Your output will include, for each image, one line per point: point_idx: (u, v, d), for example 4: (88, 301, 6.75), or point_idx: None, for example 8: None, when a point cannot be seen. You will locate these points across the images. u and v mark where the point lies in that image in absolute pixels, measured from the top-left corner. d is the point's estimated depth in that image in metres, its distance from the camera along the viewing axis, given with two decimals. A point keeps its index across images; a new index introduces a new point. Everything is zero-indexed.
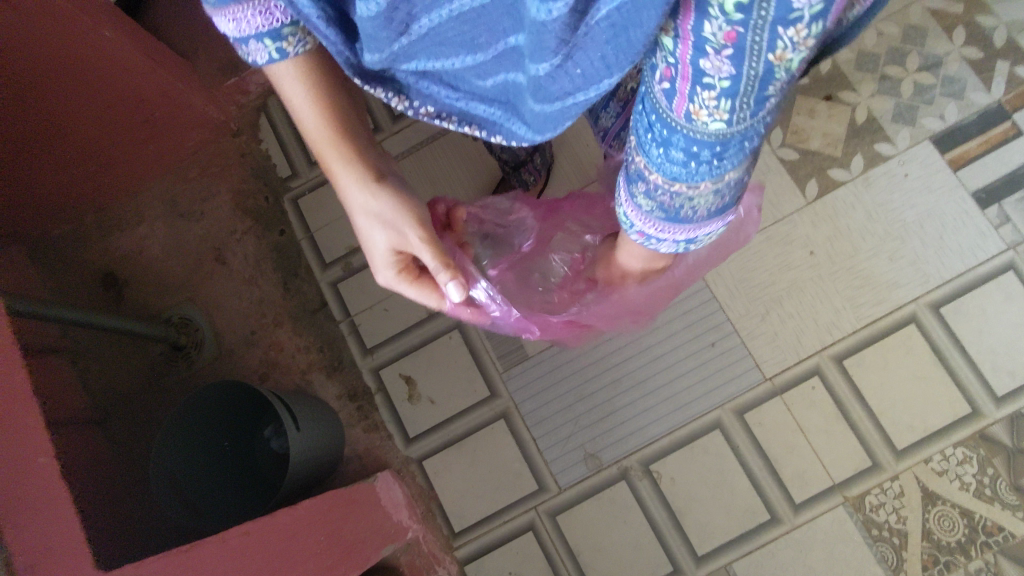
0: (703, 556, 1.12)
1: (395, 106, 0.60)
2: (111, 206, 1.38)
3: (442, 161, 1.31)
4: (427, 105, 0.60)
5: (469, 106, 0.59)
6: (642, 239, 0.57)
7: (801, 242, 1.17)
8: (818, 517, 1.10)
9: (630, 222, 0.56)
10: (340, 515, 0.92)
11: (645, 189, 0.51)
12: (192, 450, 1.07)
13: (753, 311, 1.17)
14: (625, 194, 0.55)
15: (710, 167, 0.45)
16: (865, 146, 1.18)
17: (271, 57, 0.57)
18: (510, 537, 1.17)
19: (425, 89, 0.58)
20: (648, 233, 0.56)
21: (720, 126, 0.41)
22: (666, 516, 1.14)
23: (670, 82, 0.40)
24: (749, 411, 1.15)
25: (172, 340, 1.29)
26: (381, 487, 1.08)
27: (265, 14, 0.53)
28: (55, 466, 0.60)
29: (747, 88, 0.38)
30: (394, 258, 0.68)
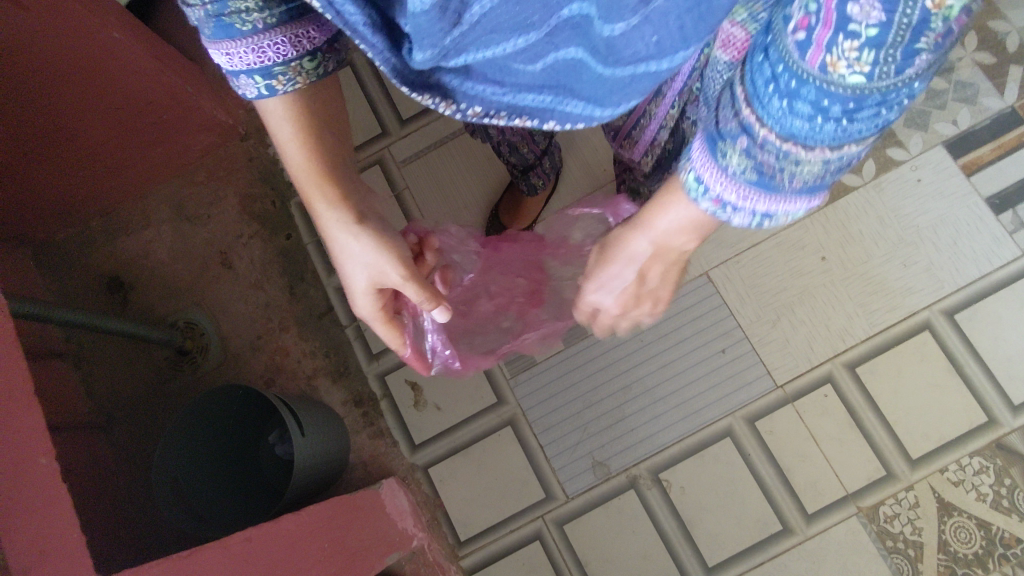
0: (713, 567, 1.10)
1: (442, 112, 0.58)
2: (117, 210, 1.38)
3: (449, 166, 1.31)
4: (474, 106, 0.59)
5: (518, 98, 0.58)
6: (718, 208, 0.46)
7: (812, 248, 1.16)
8: (831, 528, 1.08)
9: (706, 187, 0.45)
10: (345, 522, 0.90)
11: (743, 152, 0.42)
12: (199, 454, 1.06)
13: (764, 317, 1.15)
14: (708, 164, 0.45)
15: (835, 130, 0.38)
16: (877, 152, 1.16)
17: (262, 93, 0.55)
18: (517, 547, 1.15)
19: (472, 88, 0.57)
20: (726, 201, 0.45)
21: (858, 82, 0.35)
22: (675, 526, 1.12)
23: (807, 30, 0.35)
24: (760, 419, 1.13)
25: (177, 344, 1.29)
26: (386, 494, 1.07)
27: (260, 50, 0.51)
28: (55, 467, 0.58)
29: (898, 37, 0.32)
30: (373, 298, 0.67)
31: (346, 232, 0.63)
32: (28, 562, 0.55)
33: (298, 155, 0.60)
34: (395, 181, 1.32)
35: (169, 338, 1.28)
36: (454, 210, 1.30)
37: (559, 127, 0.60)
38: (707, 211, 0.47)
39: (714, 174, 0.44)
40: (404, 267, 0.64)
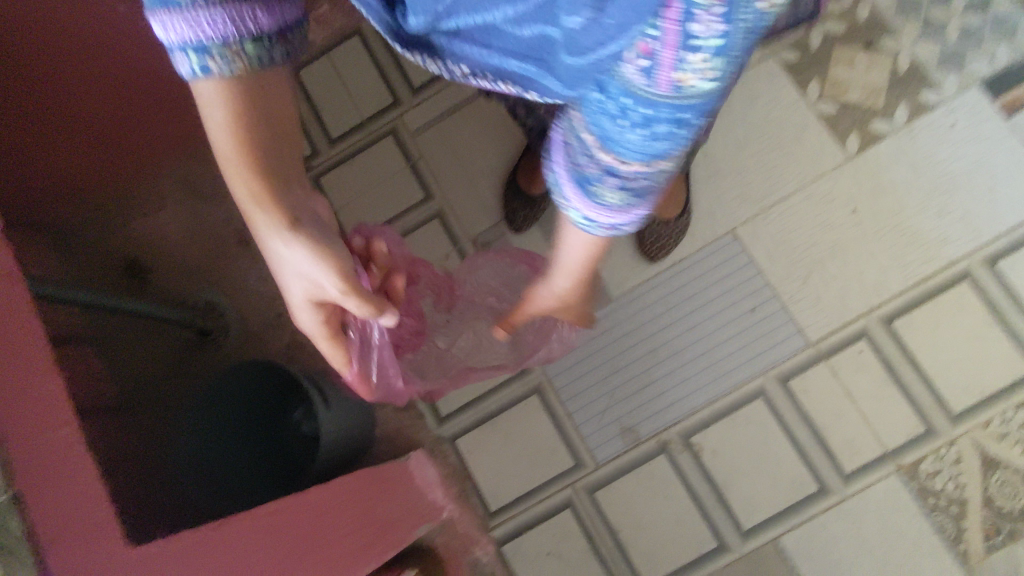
0: (749, 530, 1.08)
1: (430, 68, 0.58)
2: (132, 192, 1.38)
3: (464, 133, 1.28)
4: (461, 66, 0.57)
5: (503, 63, 0.53)
6: (610, 229, 0.52)
7: (843, 200, 1.11)
8: (870, 487, 1.05)
9: (593, 218, 0.51)
10: (374, 493, 0.89)
11: (616, 184, 0.47)
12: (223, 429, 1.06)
13: (794, 273, 1.11)
14: (586, 202, 0.50)
15: (692, 129, 0.42)
16: (909, 96, 1.11)
17: (197, 74, 0.43)
18: (548, 516, 1.14)
19: (459, 49, 0.55)
20: (617, 222, 0.51)
21: (708, 87, 0.38)
22: (709, 490, 1.10)
23: (649, 59, 0.36)
24: (793, 378, 1.10)
25: (198, 325, 1.28)
26: (414, 466, 1.06)
27: (199, 24, 0.39)
28: (80, 438, 0.57)
29: (740, 42, 0.35)
30: (313, 304, 0.58)
31: (284, 246, 0.51)
32: (56, 537, 0.53)
33: (229, 147, 0.49)
34: (409, 151, 1.29)
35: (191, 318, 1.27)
36: (470, 178, 1.27)
37: (540, 99, 0.55)
38: (605, 231, 0.53)
39: (595, 210, 0.50)
40: (345, 281, 0.53)
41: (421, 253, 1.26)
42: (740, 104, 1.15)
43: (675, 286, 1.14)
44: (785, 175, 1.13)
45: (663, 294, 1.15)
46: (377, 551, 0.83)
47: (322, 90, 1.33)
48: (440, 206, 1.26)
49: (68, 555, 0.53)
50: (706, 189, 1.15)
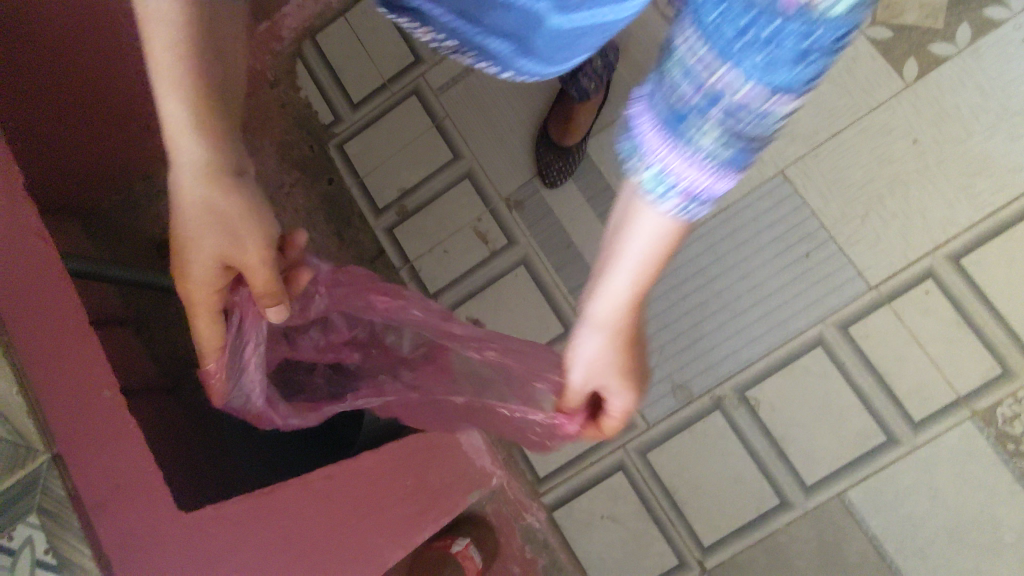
0: (813, 486, 1.03)
1: (420, 36, 0.58)
2: (157, 171, 1.35)
3: (491, 89, 1.23)
4: (448, 39, 0.57)
5: (483, 39, 0.55)
6: (687, 201, 0.39)
7: (902, 131, 1.04)
8: (943, 435, 0.99)
9: (674, 177, 0.38)
10: (427, 458, 0.85)
11: (717, 121, 0.35)
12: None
13: (850, 213, 1.04)
14: (663, 150, 0.37)
15: (822, 65, 0.33)
16: (971, 14, 1.03)
17: None
18: (601, 479, 1.09)
19: (446, 21, 0.54)
20: (700, 185, 0.38)
21: None
22: (767, 445, 1.05)
23: None
24: (854, 324, 1.03)
25: None
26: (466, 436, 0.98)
27: None
28: (120, 399, 0.54)
29: None
30: (218, 272, 0.55)
31: (215, 189, 0.50)
32: (102, 498, 0.52)
33: (178, 67, 0.45)
34: (434, 110, 1.24)
35: None
36: (499, 134, 1.22)
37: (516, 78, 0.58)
38: (674, 206, 0.40)
39: (683, 161, 0.37)
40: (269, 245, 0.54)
41: (452, 215, 1.21)
42: None
43: (723, 233, 1.08)
44: (837, 108, 1.06)
45: (710, 243, 1.08)
46: (429, 518, 0.81)
47: (341, 53, 1.27)
48: (469, 165, 1.21)
49: (115, 513, 0.52)
50: None
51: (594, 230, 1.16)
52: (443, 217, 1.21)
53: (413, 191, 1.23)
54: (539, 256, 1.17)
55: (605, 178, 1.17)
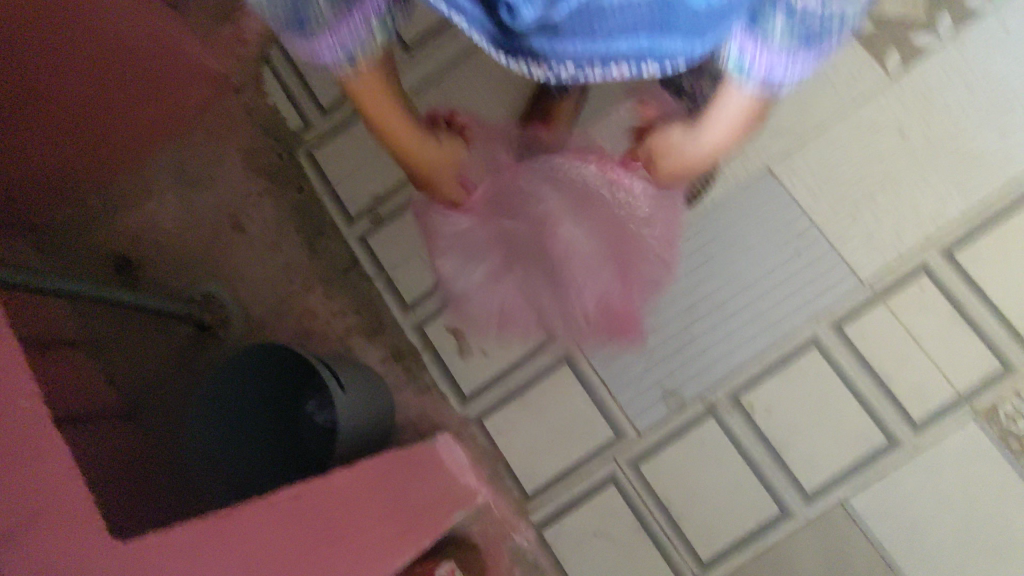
0: (813, 493, 0.99)
1: (537, 74, 0.66)
2: (115, 180, 1.29)
3: (468, 90, 1.17)
4: (568, 64, 0.65)
5: (612, 46, 0.63)
6: (765, 84, 0.67)
7: (889, 124, 1.01)
8: (944, 435, 0.96)
9: (755, 70, 0.66)
10: (403, 477, 0.80)
11: None
12: (234, 420, 1.04)
13: (841, 209, 1.01)
14: None
15: None
16: (954, 5, 1.01)
17: (341, 54, 0.68)
18: (590, 493, 1.05)
19: (562, 48, 0.62)
20: (775, 76, 0.65)
21: None
22: (763, 451, 1.01)
23: None
24: (850, 323, 1.00)
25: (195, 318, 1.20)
26: (443, 449, 0.97)
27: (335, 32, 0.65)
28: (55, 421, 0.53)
29: None
30: None
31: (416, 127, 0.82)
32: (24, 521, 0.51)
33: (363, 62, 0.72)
34: None
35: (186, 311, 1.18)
36: None
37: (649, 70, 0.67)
38: (756, 87, 0.68)
39: None
40: None
41: None
42: None
43: (711, 233, 1.04)
44: (822, 102, 1.03)
45: (698, 244, 1.05)
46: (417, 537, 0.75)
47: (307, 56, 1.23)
48: None
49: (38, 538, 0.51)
50: None
51: None
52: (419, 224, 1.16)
53: (389, 199, 1.19)
54: None
55: None
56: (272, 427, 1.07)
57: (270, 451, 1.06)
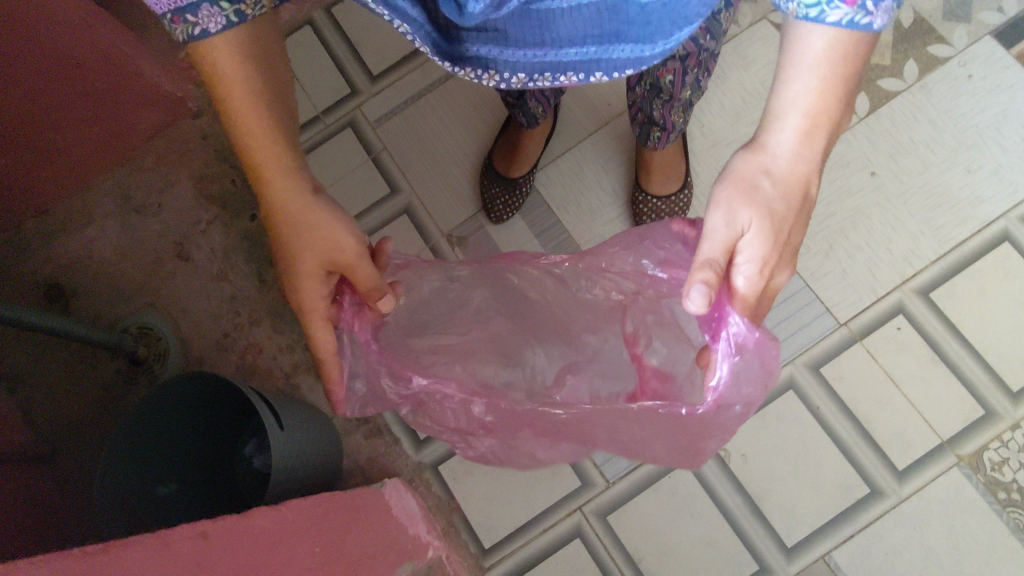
0: (794, 547, 0.91)
1: (487, 82, 0.67)
2: (51, 207, 1.21)
3: (433, 121, 1.14)
4: (517, 74, 0.65)
5: (561, 55, 0.63)
6: (855, 8, 0.46)
7: (859, 164, 1.00)
8: (929, 483, 0.91)
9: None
10: (337, 527, 0.70)
11: None
12: (163, 456, 0.95)
13: (814, 247, 0.99)
14: None
15: None
16: (917, 51, 1.02)
17: (231, 20, 0.51)
18: (554, 548, 0.96)
19: (511, 57, 0.64)
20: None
21: None
22: (741, 501, 0.93)
23: None
24: (826, 364, 0.95)
25: (127, 350, 1.10)
26: (391, 496, 0.88)
27: None
28: None
29: None
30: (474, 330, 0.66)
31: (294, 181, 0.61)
32: None
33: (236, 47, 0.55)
34: (370, 142, 1.15)
35: (118, 342, 1.09)
36: (441, 167, 1.13)
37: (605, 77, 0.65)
38: (843, 16, 0.47)
39: None
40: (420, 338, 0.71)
41: None
42: (735, 72, 1.07)
43: None
44: None
45: None
46: None
47: None
48: (408, 200, 1.11)
49: None
50: (705, 163, 1.05)
51: None
52: None
53: None
54: None
55: (554, 212, 1.07)
56: (200, 464, 1.01)
57: (196, 489, 0.99)
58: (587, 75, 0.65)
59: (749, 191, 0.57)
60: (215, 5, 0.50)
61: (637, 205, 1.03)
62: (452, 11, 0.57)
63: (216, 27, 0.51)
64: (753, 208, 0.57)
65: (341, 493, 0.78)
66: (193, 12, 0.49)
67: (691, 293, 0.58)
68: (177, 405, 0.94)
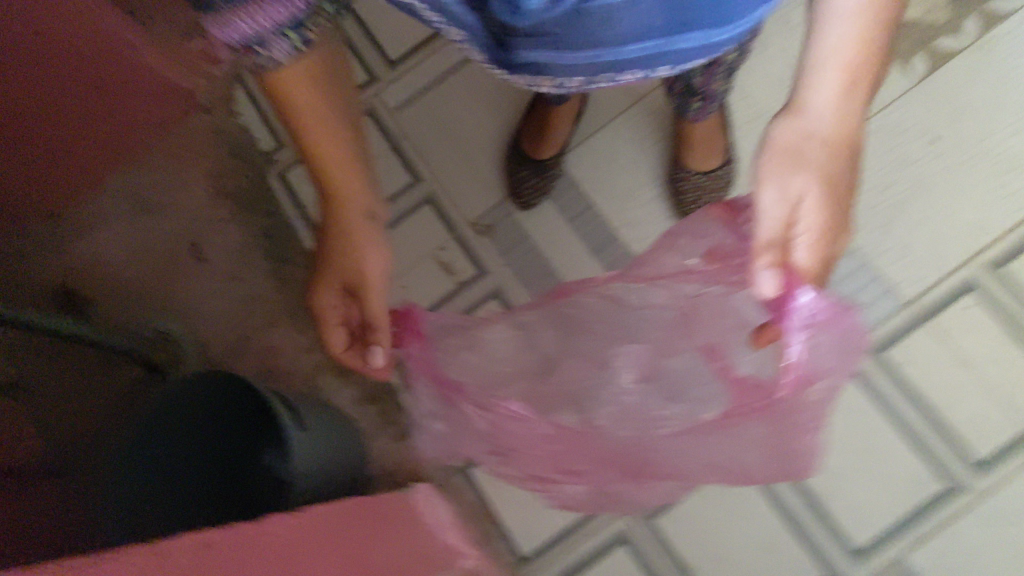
0: (863, 550, 0.83)
1: (542, 86, 0.62)
2: (62, 209, 1.16)
3: (454, 105, 1.08)
4: (575, 77, 0.60)
5: (623, 53, 0.56)
6: None
7: (918, 131, 0.92)
8: (1013, 477, 0.82)
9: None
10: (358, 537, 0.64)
11: None
12: (177, 457, 0.92)
13: (871, 221, 0.91)
14: None
15: None
16: (977, 7, 0.94)
17: (295, 47, 0.51)
18: (597, 556, 0.88)
19: (570, 62, 0.57)
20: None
21: None
22: (802, 500, 0.85)
23: None
24: (892, 349, 0.87)
25: (144, 356, 1.03)
26: (421, 502, 0.82)
27: (253, 15, 0.48)
28: None
29: None
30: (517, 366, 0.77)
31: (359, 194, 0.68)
32: None
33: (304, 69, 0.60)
34: (389, 129, 1.09)
35: (135, 348, 1.02)
36: (464, 152, 1.06)
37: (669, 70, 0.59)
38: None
39: None
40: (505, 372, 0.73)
41: (411, 242, 1.03)
42: (775, 39, 0.99)
43: None
44: None
45: None
46: None
47: None
48: (430, 188, 1.05)
49: None
50: (747, 138, 0.98)
51: (578, 257, 1.00)
52: (398, 248, 1.03)
53: None
54: (514, 285, 1.00)
55: (585, 195, 1.01)
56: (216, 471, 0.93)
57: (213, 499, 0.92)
58: (645, 68, 0.59)
59: (796, 159, 0.56)
60: (285, 37, 0.50)
61: (675, 184, 0.97)
62: (504, 8, 0.52)
63: (281, 55, 0.52)
64: (808, 172, 0.56)
65: (354, 505, 0.72)
66: (265, 41, 0.50)
67: (760, 281, 0.55)
68: (181, 403, 0.90)
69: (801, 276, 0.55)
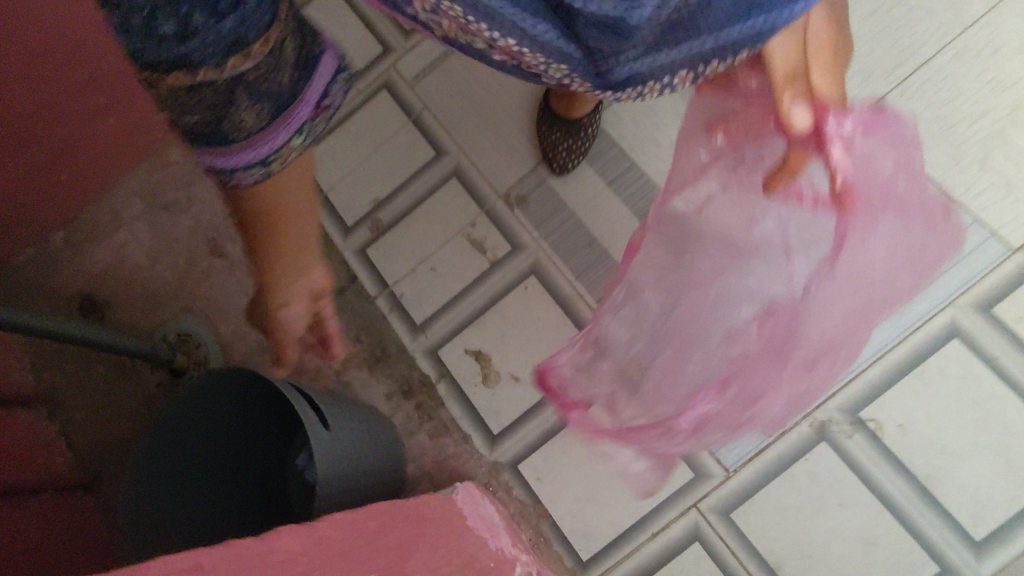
0: (981, 540, 0.72)
1: (647, 94, 0.50)
2: (78, 214, 1.11)
3: (475, 69, 0.99)
4: (673, 80, 0.47)
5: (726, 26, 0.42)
6: None
7: (1014, 48, 0.79)
8: None
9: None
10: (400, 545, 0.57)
11: None
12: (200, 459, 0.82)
13: (963, 157, 0.78)
14: None
15: None
16: None
17: (260, 176, 0.48)
18: (667, 556, 0.79)
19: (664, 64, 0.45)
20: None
21: None
22: (904, 485, 0.74)
23: None
24: (1001, 304, 0.75)
25: (164, 358, 0.99)
26: (466, 504, 0.73)
27: (230, 150, 0.46)
28: None
29: None
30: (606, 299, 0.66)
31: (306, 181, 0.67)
32: None
33: None
34: (407, 102, 1.00)
35: (155, 350, 0.98)
36: (489, 118, 0.97)
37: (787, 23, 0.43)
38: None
39: None
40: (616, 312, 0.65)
41: (439, 221, 0.95)
42: None
43: None
44: (914, 36, 0.82)
45: None
46: None
47: None
48: (456, 161, 0.96)
49: None
50: None
51: (623, 223, 0.89)
52: (426, 228, 0.95)
53: (390, 199, 0.97)
54: (553, 260, 0.90)
55: (627, 154, 0.91)
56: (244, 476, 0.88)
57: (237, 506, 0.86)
58: (795, 9, 0.42)
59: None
60: (254, 170, 0.47)
61: None
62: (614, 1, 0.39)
63: (249, 182, 0.48)
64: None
65: (404, 503, 0.65)
66: (233, 174, 0.47)
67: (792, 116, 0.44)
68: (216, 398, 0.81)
69: (829, 100, 0.44)
